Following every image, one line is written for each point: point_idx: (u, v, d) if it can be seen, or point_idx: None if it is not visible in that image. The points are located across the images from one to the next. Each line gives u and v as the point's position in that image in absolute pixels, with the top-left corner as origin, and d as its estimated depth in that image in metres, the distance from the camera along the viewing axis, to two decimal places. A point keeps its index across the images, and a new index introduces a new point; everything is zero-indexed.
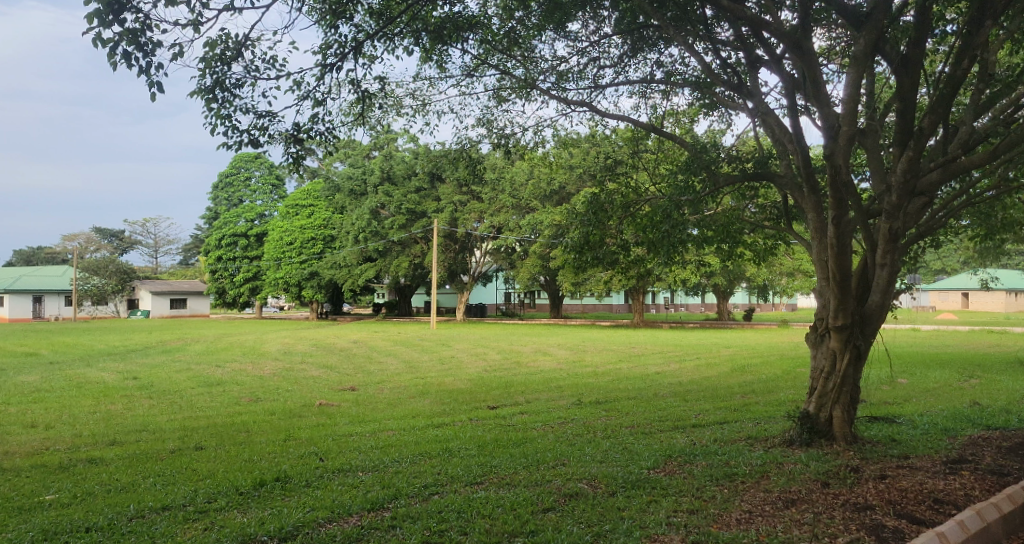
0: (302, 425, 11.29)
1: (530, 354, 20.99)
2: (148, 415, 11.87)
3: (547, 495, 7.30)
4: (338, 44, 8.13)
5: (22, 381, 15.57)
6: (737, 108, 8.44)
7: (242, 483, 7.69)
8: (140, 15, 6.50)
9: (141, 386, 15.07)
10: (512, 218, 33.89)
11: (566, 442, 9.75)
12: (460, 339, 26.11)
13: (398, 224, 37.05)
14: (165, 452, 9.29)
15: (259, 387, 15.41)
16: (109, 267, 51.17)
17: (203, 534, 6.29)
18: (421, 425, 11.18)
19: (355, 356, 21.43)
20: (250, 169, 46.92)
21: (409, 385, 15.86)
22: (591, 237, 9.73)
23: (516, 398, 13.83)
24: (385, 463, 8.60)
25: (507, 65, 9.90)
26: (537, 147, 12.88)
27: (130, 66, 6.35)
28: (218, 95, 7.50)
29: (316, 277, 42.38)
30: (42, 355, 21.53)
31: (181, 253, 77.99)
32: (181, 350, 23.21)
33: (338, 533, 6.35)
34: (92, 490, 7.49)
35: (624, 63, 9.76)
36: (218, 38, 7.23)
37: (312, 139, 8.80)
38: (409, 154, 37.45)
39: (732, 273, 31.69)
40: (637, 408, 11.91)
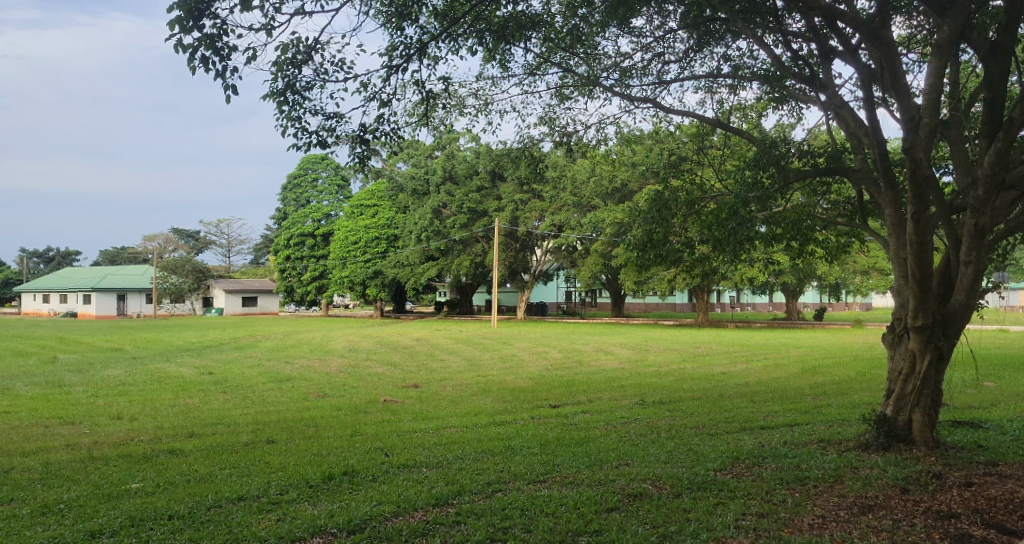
0: (368, 420, 11.48)
1: (592, 353, 20.88)
2: (223, 409, 12.24)
3: (611, 495, 7.23)
4: (404, 45, 8.23)
5: (107, 375, 16.30)
6: (809, 101, 8.22)
7: (312, 476, 7.86)
8: (218, 20, 6.70)
9: (217, 381, 15.58)
10: (573, 217, 33.79)
11: (629, 442, 9.64)
12: (522, 338, 26.18)
13: (460, 223, 37.28)
14: (240, 445, 9.57)
15: (327, 383, 15.74)
16: (186, 267, 53.12)
17: (277, 525, 6.46)
18: (484, 423, 11.23)
19: (418, 353, 21.70)
20: (317, 170, 48.07)
21: (472, 382, 15.95)
22: (654, 235, 9.62)
23: (579, 397, 13.77)
24: (449, 460, 8.66)
25: (570, 63, 9.87)
26: (598, 145, 12.84)
27: (207, 70, 6.53)
28: (289, 97, 7.70)
29: (380, 276, 43.07)
30: (126, 350, 22.52)
31: (252, 253, 80.36)
32: (253, 347, 23.90)
33: (405, 528, 6.43)
34: (173, 479, 7.76)
35: (690, 58, 9.60)
36: (290, 42, 7.43)
37: (379, 139, 8.95)
38: (471, 153, 37.75)
39: (802, 272, 30.87)
40: (703, 409, 11.72)
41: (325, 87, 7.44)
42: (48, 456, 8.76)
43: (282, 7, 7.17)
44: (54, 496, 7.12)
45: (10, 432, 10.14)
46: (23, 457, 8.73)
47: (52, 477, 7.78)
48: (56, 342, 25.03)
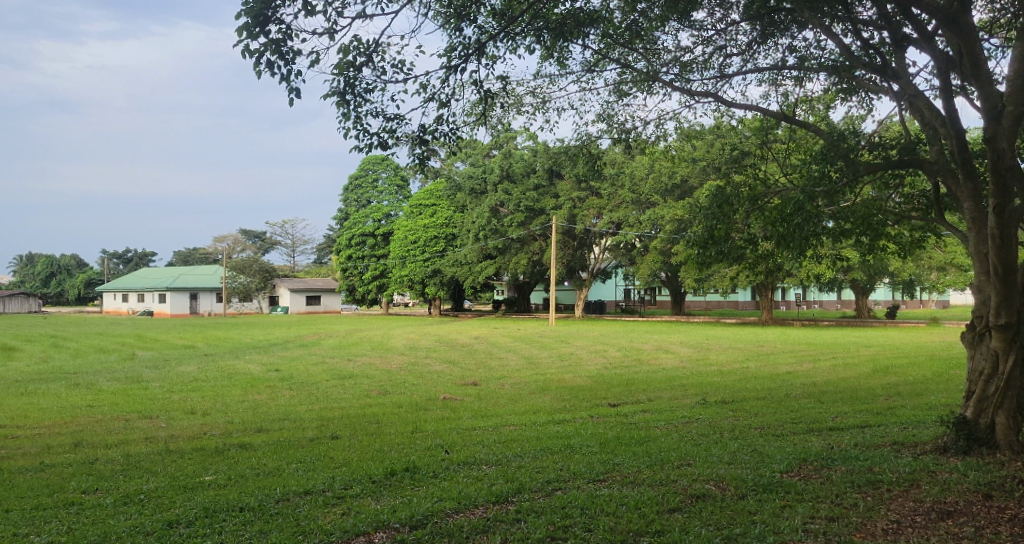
0: (428, 417, 11.58)
1: (652, 351, 20.62)
2: (289, 405, 12.53)
3: (672, 495, 7.13)
4: (463, 45, 8.29)
5: (181, 371, 16.90)
6: (881, 91, 7.94)
7: (375, 471, 7.97)
8: (283, 25, 6.88)
9: (283, 378, 15.97)
10: (632, 214, 33.34)
11: (691, 442, 9.47)
12: (580, 336, 26.10)
13: (517, 222, 37.32)
14: (306, 440, 9.78)
15: (387, 380, 15.94)
16: (253, 266, 54.69)
17: (342, 518, 6.56)
18: (543, 421, 11.20)
19: (477, 351, 21.85)
20: (377, 171, 48.82)
21: (530, 381, 15.94)
22: (715, 232, 9.43)
23: (639, 396, 13.61)
24: (508, 458, 8.66)
25: (629, 58, 9.77)
26: (657, 141, 12.70)
27: (272, 74, 6.69)
28: (350, 100, 7.84)
29: (439, 274, 43.44)
30: (198, 347, 23.31)
31: (315, 252, 82.19)
32: (317, 344, 24.46)
33: (465, 524, 6.47)
34: (244, 472, 7.97)
35: (753, 51, 9.40)
36: (350, 45, 7.57)
37: (438, 139, 9.05)
38: (529, 152, 37.78)
39: (872, 268, 29.85)
40: (767, 409, 11.47)
41: (384, 88, 7.53)
42: (130, 448, 9.12)
43: (345, 9, 7.29)
44: (135, 487, 7.38)
45: (92, 424, 10.59)
46: (107, 449, 9.09)
47: (132, 469, 8.07)
48: (134, 339, 26.09)
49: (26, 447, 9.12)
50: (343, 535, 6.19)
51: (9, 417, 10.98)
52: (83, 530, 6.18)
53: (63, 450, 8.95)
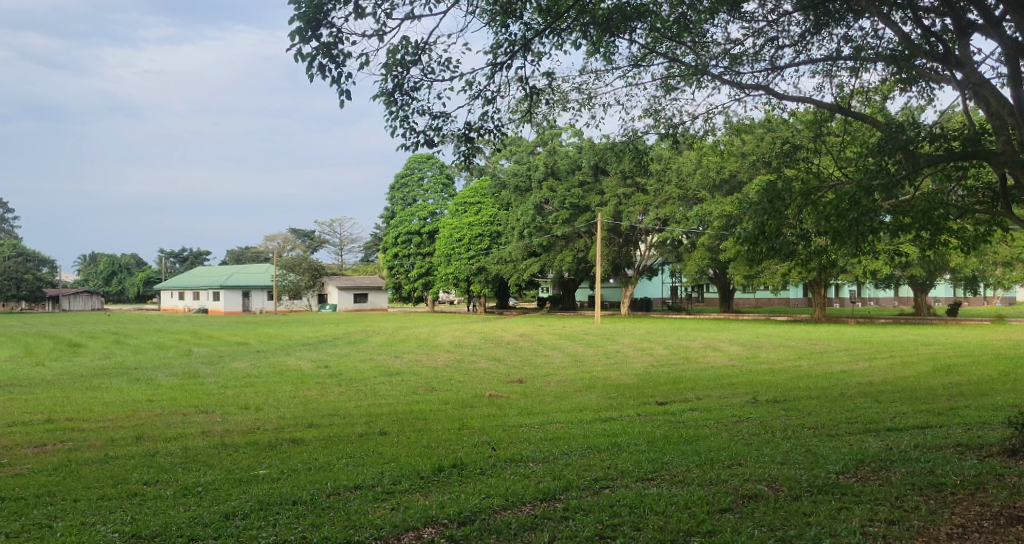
0: (474, 415, 11.59)
1: (700, 350, 20.30)
2: (339, 402, 12.68)
3: (724, 495, 7.00)
4: (509, 42, 8.31)
5: (235, 367, 17.26)
6: (942, 80, 7.68)
7: (422, 468, 8.00)
8: (334, 28, 7.08)
9: (332, 374, 16.19)
10: (679, 210, 32.77)
11: (742, 442, 9.28)
12: (626, 334, 25.91)
13: (562, 220, 37.19)
14: (355, 436, 9.87)
15: (434, 377, 16.02)
16: (303, 265, 55.55)
17: (391, 514, 6.59)
18: (589, 419, 11.12)
19: (523, 349, 21.80)
20: (423, 170, 49.17)
21: (576, 379, 15.85)
22: (767, 228, 9.18)
23: (687, 395, 13.42)
24: (556, 455, 8.61)
25: (676, 52, 9.64)
26: (705, 136, 12.52)
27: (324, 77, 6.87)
28: (398, 99, 7.97)
29: (484, 272, 43.51)
30: (250, 344, 23.78)
31: (363, 250, 83.32)
32: (365, 341, 24.78)
33: (514, 521, 6.46)
34: (296, 467, 8.08)
35: (806, 42, 9.19)
36: (399, 45, 7.68)
37: (484, 137, 9.11)
38: (573, 149, 37.63)
39: (931, 263, 28.92)
40: (821, 409, 11.20)
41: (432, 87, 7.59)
42: (187, 441, 9.32)
43: (394, 11, 7.41)
44: (193, 479, 7.55)
45: (152, 418, 10.86)
46: (166, 442, 9.32)
47: (191, 462, 8.25)
48: (189, 336, 26.75)
49: (91, 439, 9.40)
50: (393, 530, 6.23)
51: (74, 411, 11.35)
52: (145, 520, 6.33)
53: (125, 443, 9.20)
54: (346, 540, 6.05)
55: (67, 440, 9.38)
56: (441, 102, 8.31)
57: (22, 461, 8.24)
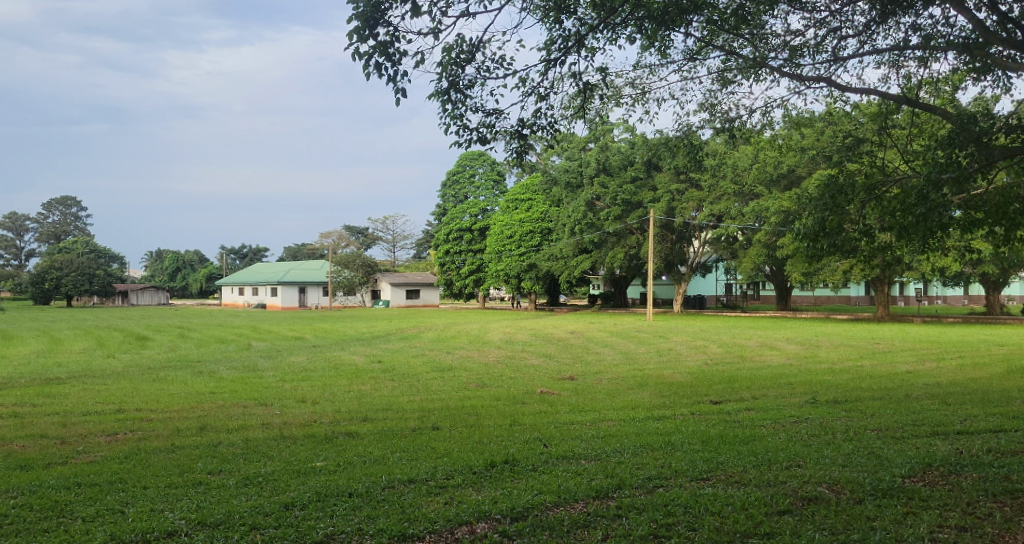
0: (525, 411, 11.58)
1: (756, 348, 19.90)
2: (392, 396, 12.80)
3: (782, 497, 6.85)
4: (563, 37, 8.29)
5: (292, 361, 17.58)
6: (1019, 69, 7.33)
7: (474, 463, 8.00)
8: (391, 28, 7.26)
9: (385, 369, 16.38)
10: (735, 206, 32.13)
11: (801, 443, 9.06)
12: (679, 331, 25.58)
13: (614, 216, 36.82)
14: (407, 431, 9.92)
15: (484, 373, 16.09)
16: (357, 261, 56.25)
17: (445, 508, 6.62)
18: (642, 417, 10.99)
19: (574, 346, 21.68)
20: (474, 167, 49.72)
21: (628, 376, 15.70)
22: (827, 223, 8.92)
23: (742, 394, 13.16)
24: (608, 453, 8.54)
25: (734, 44, 9.48)
26: (762, 130, 12.27)
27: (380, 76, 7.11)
28: (453, 97, 8.08)
29: (535, 269, 43.36)
30: (306, 339, 24.21)
31: (415, 248, 84.18)
32: (418, 336, 24.98)
33: (566, 517, 6.44)
34: (352, 459, 8.18)
35: (870, 32, 8.93)
36: (454, 43, 7.77)
37: (537, 133, 9.16)
38: (626, 144, 37.34)
39: (1004, 261, 27.74)
40: (884, 410, 10.85)
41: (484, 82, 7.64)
42: (248, 433, 9.53)
43: (451, 8, 7.54)
44: (254, 469, 7.70)
45: (214, 410, 11.13)
46: (228, 433, 9.54)
47: (251, 452, 8.44)
48: (248, 330, 27.37)
49: (158, 429, 9.67)
50: (446, 524, 6.27)
51: (142, 402, 11.71)
52: (209, 508, 6.47)
53: (190, 433, 9.44)
54: (401, 533, 6.09)
55: (135, 429, 9.67)
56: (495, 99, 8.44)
57: (96, 449, 8.52)
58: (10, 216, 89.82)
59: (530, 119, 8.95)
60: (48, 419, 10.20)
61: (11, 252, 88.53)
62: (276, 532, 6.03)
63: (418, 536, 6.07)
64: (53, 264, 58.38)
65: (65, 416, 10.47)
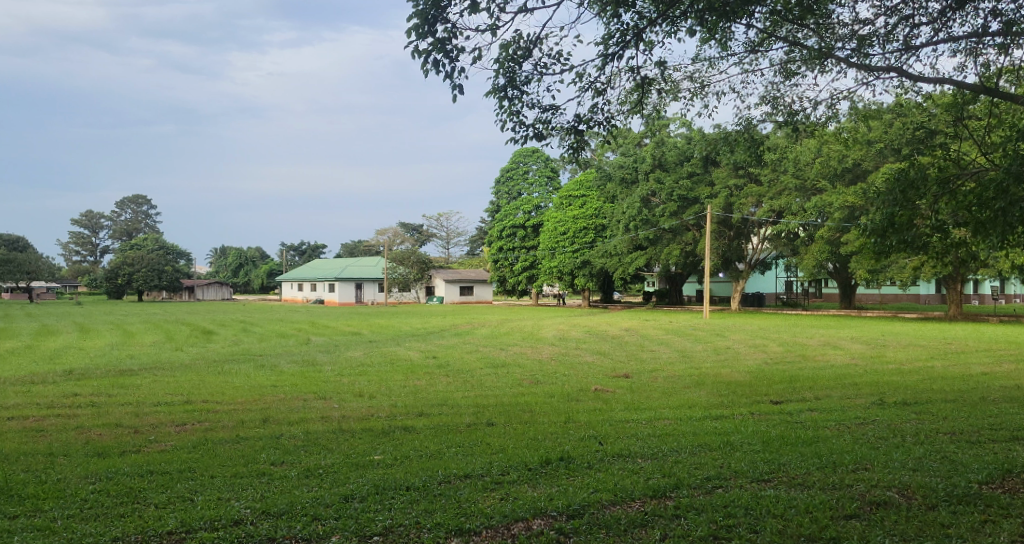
0: (580, 408, 11.48)
1: (819, 348, 19.34)
2: (447, 392, 12.85)
3: (848, 501, 6.64)
4: (621, 31, 8.21)
5: (349, 356, 17.84)
6: None
7: (530, 459, 7.96)
8: (449, 24, 7.30)
9: (440, 365, 16.49)
10: (796, 201, 31.30)
11: (867, 445, 8.76)
12: (737, 330, 25.09)
13: (669, 212, 36.29)
14: (463, 426, 9.94)
15: (538, 370, 16.02)
16: (412, 257, 56.70)
17: (501, 503, 6.60)
18: (699, 416, 10.80)
19: (628, 343, 21.46)
20: (528, 163, 49.55)
21: (685, 374, 15.46)
22: (897, 219, 8.60)
23: (804, 394, 12.82)
24: (665, 452, 8.39)
25: (799, 34, 9.23)
26: (826, 122, 11.92)
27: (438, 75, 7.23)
28: (510, 93, 8.07)
29: (588, 265, 43.08)
30: (363, 334, 24.52)
31: (469, 245, 84.79)
32: (472, 333, 25.08)
33: (623, 516, 6.34)
34: (409, 454, 8.23)
35: (945, 19, 8.58)
36: (512, 39, 7.76)
37: (593, 128, 9.09)
38: (683, 140, 36.85)
39: None
40: (957, 413, 10.41)
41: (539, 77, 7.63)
42: (308, 425, 9.68)
43: (509, 3, 7.56)
44: (314, 462, 7.80)
45: (276, 403, 11.34)
46: (289, 425, 9.71)
47: (312, 445, 8.55)
48: (308, 325, 27.90)
49: (224, 420, 9.90)
50: (503, 519, 6.24)
51: (209, 393, 12.03)
52: (272, 498, 6.58)
53: (254, 425, 9.64)
54: (458, 527, 6.10)
55: (202, 420, 9.91)
56: (551, 94, 8.48)
57: (167, 438, 8.77)
58: (85, 215, 93.39)
59: (586, 114, 8.89)
60: (122, 409, 10.53)
61: (87, 248, 92.15)
62: (337, 524, 6.09)
63: (475, 531, 6.07)
64: (125, 260, 60.47)
65: (138, 406, 10.80)
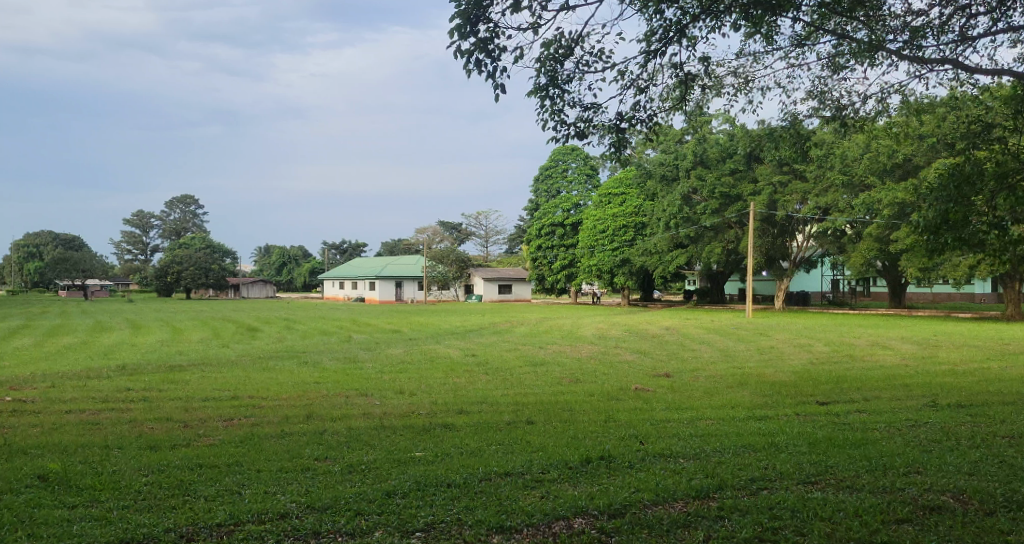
0: (621, 407, 11.37)
1: (868, 348, 18.89)
2: (486, 390, 12.86)
3: (900, 505, 6.46)
4: (664, 27, 8.10)
5: (390, 353, 17.98)
6: None
7: (570, 458, 7.90)
8: (491, 23, 7.27)
9: (480, 363, 16.52)
10: (843, 198, 30.58)
11: (918, 448, 8.53)
12: (781, 329, 24.68)
13: (711, 210, 35.83)
14: (503, 424, 9.91)
15: (578, 368, 15.95)
16: (451, 256, 56.98)
17: (542, 502, 6.55)
18: (742, 416, 10.62)
19: (668, 342, 21.24)
20: (568, 161, 49.28)
21: (728, 374, 15.21)
22: (951, 216, 8.34)
23: (853, 395, 12.52)
24: (708, 452, 8.26)
25: (848, 27, 9.00)
26: (876, 117, 11.62)
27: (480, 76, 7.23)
28: (552, 92, 8.01)
29: (628, 264, 42.74)
30: (403, 332, 24.66)
31: (507, 243, 84.91)
32: (511, 331, 25.06)
33: (665, 516, 6.25)
34: (450, 451, 8.23)
35: (1004, 9, 8.28)
36: (554, 38, 7.71)
37: (635, 126, 9.00)
38: (725, 136, 36.38)
39: None
40: (1015, 417, 10.06)
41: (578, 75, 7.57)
42: (351, 422, 9.75)
43: (551, 1, 7.51)
44: (356, 457, 7.85)
45: (320, 399, 11.45)
46: (332, 421, 9.78)
47: (354, 441, 8.61)
48: (349, 323, 28.19)
49: (269, 415, 10.03)
50: (544, 518, 6.20)
51: (255, 389, 12.22)
52: (318, 493, 6.63)
53: (298, 421, 9.74)
54: (499, 525, 6.07)
55: (248, 415, 10.06)
56: (592, 92, 8.42)
57: (215, 432, 8.91)
58: (136, 215, 95.74)
59: (628, 112, 8.80)
60: (172, 404, 10.75)
61: (139, 247, 94.49)
62: (380, 519, 6.11)
63: (516, 529, 6.04)
64: (174, 259, 61.85)
65: (187, 401, 11.01)
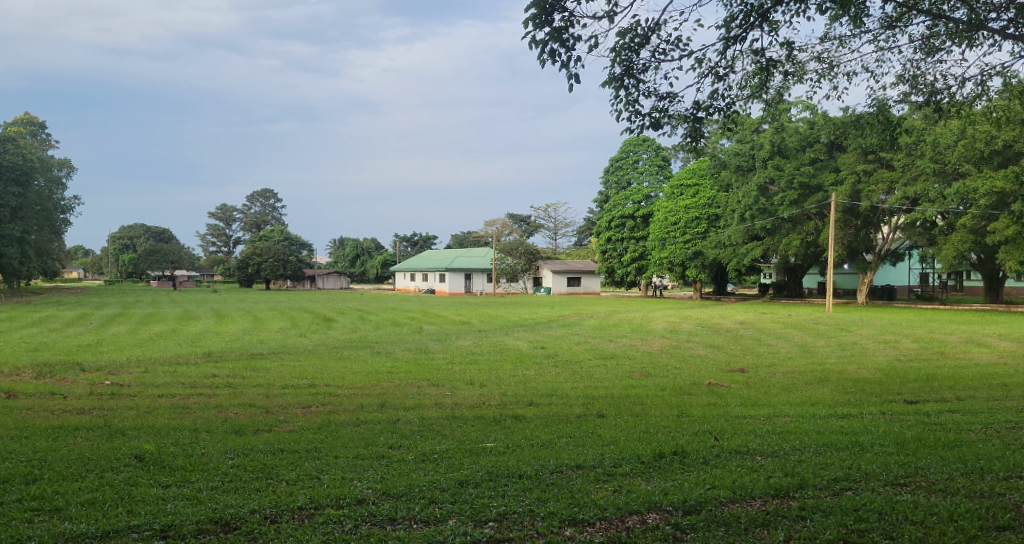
0: (694, 403, 11.05)
1: (960, 345, 17.93)
2: (556, 382, 12.72)
3: (1000, 511, 6.04)
4: (745, 12, 7.80)
5: (460, 344, 18.04)
6: None
7: (642, 453, 7.68)
8: (566, 13, 7.13)
9: (550, 355, 16.40)
10: (934, 187, 28.70)
11: (1017, 451, 7.98)
12: (863, 324, 23.73)
13: (789, 201, 34.63)
14: (573, 417, 9.77)
15: (649, 362, 15.67)
16: (520, 248, 56.87)
17: (613, 496, 6.39)
18: (823, 414, 10.19)
19: (743, 337, 20.65)
20: (639, 153, 48.72)
21: (807, 370, 14.69)
22: None
23: (943, 394, 11.88)
24: (787, 450, 7.92)
25: (945, 7, 8.46)
26: (973, 101, 10.93)
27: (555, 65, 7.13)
28: (628, 83, 7.81)
29: (701, 256, 41.80)
30: (472, 323, 24.79)
31: (576, 235, 84.28)
32: (580, 324, 24.86)
33: (743, 514, 6.01)
34: (520, 443, 8.13)
35: None
36: (630, 27, 7.51)
37: (712, 115, 8.70)
38: (805, 124, 35.19)
39: None
40: None
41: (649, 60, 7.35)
42: (422, 411, 9.77)
43: None
44: (428, 447, 7.84)
45: (392, 388, 11.58)
46: (405, 411, 9.84)
47: (427, 430, 8.62)
48: (420, 314, 28.51)
49: (344, 404, 10.15)
50: (617, 511, 6.05)
51: (330, 377, 12.41)
52: (392, 480, 6.63)
53: (372, 409, 9.83)
54: (572, 517, 5.96)
55: (325, 403, 10.20)
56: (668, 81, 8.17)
57: (294, 419, 9.07)
58: (220, 208, 99.71)
59: (705, 101, 8.51)
60: (254, 390, 11.01)
61: (223, 239, 98.51)
62: (453, 507, 6.06)
63: (589, 522, 5.91)
64: (254, 251, 64.19)
65: (268, 388, 11.27)
